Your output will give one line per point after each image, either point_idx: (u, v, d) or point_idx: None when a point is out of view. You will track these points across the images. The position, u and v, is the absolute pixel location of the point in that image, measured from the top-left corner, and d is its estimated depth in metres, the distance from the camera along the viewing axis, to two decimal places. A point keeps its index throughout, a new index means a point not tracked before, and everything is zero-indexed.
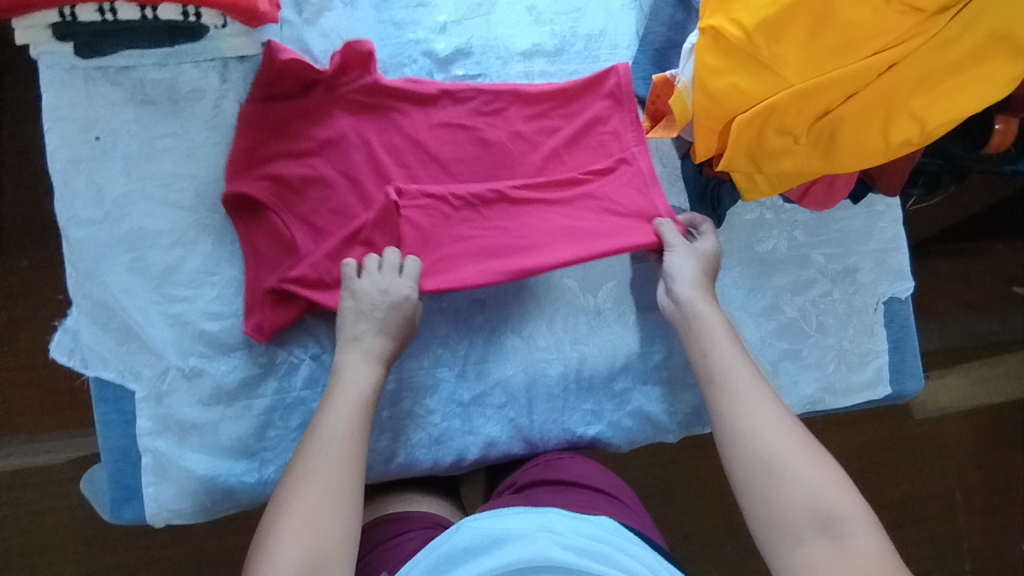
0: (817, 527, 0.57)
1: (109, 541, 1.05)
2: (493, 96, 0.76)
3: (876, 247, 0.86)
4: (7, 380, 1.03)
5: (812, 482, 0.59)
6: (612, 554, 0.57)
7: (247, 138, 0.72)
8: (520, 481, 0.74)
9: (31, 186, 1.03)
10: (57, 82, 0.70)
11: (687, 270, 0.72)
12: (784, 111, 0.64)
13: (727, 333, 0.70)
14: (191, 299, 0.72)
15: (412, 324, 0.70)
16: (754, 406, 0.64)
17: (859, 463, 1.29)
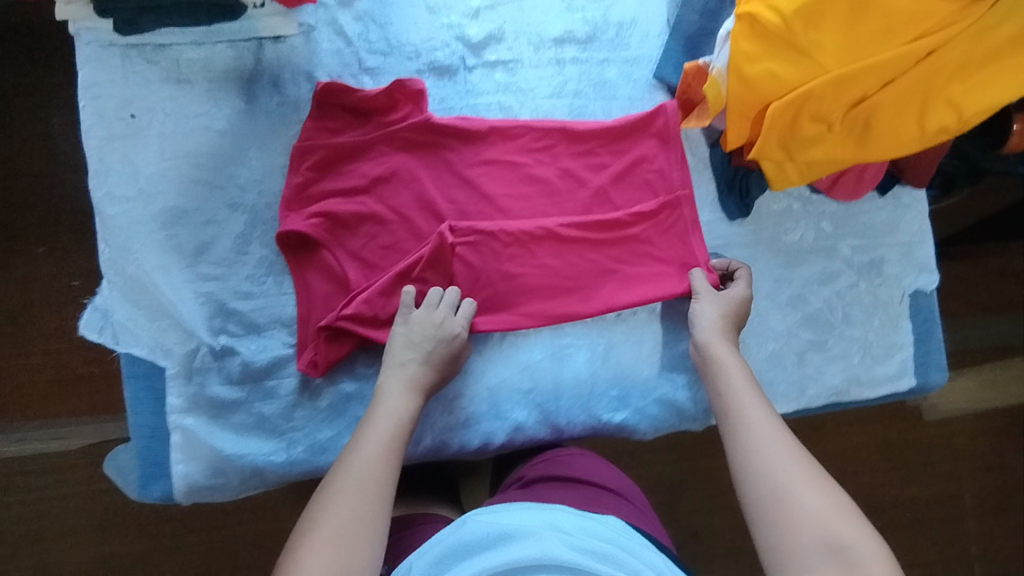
0: (829, 556, 0.53)
1: (116, 528, 1.05)
2: (542, 133, 0.77)
3: (902, 239, 0.86)
4: (19, 365, 1.04)
5: (818, 510, 0.56)
6: (620, 554, 0.54)
7: (301, 175, 0.73)
8: (527, 475, 0.75)
9: (59, 172, 1.05)
10: (94, 59, 0.70)
11: (710, 313, 0.75)
12: (821, 98, 0.64)
13: (742, 371, 0.70)
14: (224, 277, 0.73)
15: (457, 358, 0.73)
16: (766, 436, 0.63)
17: (865, 463, 1.29)
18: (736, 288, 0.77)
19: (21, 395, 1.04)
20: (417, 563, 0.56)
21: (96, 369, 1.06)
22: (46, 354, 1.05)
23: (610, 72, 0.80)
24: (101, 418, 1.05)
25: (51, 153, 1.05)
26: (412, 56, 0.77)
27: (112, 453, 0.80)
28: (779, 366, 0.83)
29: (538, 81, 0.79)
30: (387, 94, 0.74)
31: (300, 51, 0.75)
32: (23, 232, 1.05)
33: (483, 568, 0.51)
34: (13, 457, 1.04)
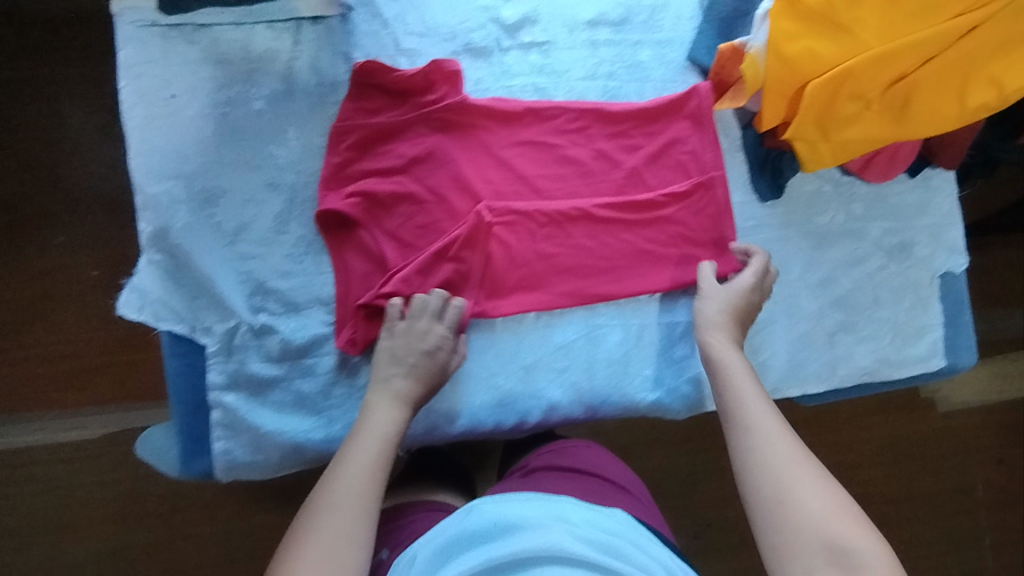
0: (830, 558, 0.52)
1: (131, 518, 1.05)
2: (578, 114, 0.78)
3: (933, 221, 0.86)
4: (36, 355, 1.05)
5: (818, 511, 0.54)
6: (627, 548, 0.54)
7: (339, 155, 0.74)
8: (531, 463, 0.76)
9: (80, 160, 1.06)
10: (135, 39, 0.71)
11: (706, 317, 0.75)
12: (860, 76, 0.65)
13: (747, 375, 0.68)
14: (263, 256, 0.73)
15: (445, 365, 0.72)
16: (769, 436, 0.61)
17: (869, 457, 1.28)
18: (732, 287, 0.76)
19: (38, 385, 1.05)
20: (422, 553, 0.58)
21: (111, 360, 1.06)
22: (62, 343, 1.05)
23: (643, 54, 0.81)
24: (119, 406, 1.06)
25: (70, 141, 1.06)
26: (448, 37, 0.77)
27: (146, 430, 0.80)
28: (811, 347, 0.83)
29: (572, 63, 0.80)
30: (424, 75, 0.74)
31: (338, 32, 0.75)
32: (40, 221, 1.05)
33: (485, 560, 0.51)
34: (30, 446, 1.04)
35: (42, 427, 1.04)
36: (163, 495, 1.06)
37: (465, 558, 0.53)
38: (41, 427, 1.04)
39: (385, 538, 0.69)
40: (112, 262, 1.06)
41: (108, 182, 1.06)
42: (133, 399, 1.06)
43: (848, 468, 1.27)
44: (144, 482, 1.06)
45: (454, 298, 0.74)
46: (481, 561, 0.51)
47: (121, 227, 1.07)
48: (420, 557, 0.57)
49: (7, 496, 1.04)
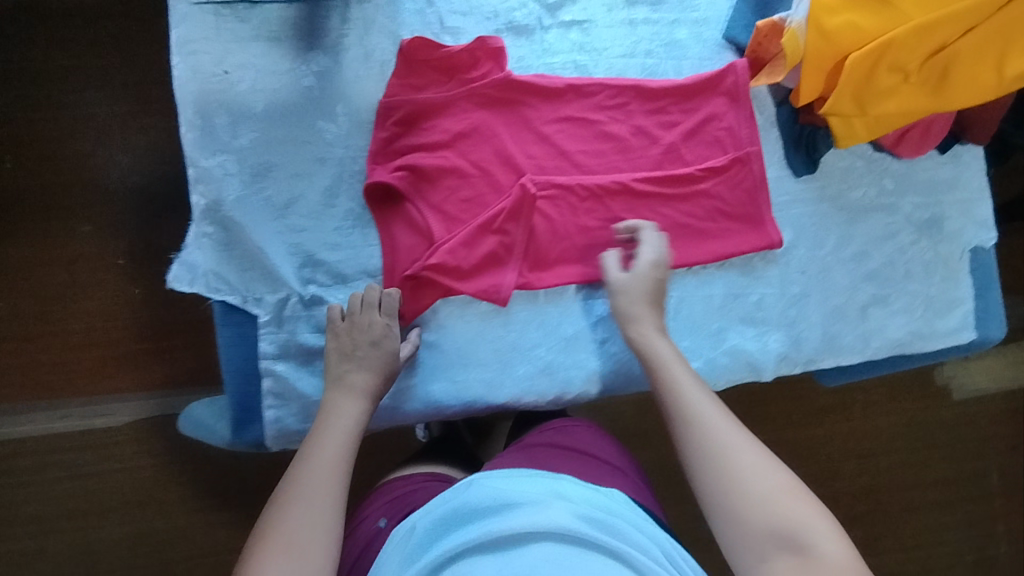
0: (784, 544, 0.55)
1: (156, 502, 1.07)
2: (618, 90, 0.80)
3: (962, 196, 0.88)
4: (58, 345, 1.06)
5: (767, 497, 0.57)
6: (624, 527, 0.55)
7: (387, 130, 0.76)
8: (529, 440, 0.76)
9: (110, 148, 1.07)
10: (189, 17, 0.72)
11: (630, 307, 0.73)
12: (902, 47, 0.68)
13: (680, 363, 0.69)
14: (313, 230, 0.75)
15: (396, 355, 0.72)
16: (714, 428, 0.62)
17: (883, 444, 1.29)
18: (639, 272, 0.74)
19: (64, 374, 1.06)
20: (421, 524, 0.58)
21: (137, 348, 1.07)
22: (89, 331, 1.06)
23: (680, 32, 0.83)
24: (145, 394, 1.07)
25: (97, 132, 1.07)
26: (491, 16, 0.79)
27: (186, 407, 0.85)
28: (844, 320, 0.85)
29: (611, 41, 0.81)
30: (470, 53, 0.76)
31: (384, 11, 0.77)
32: (66, 211, 1.06)
33: (486, 533, 0.51)
34: (50, 436, 1.05)
35: (71, 413, 1.06)
36: (192, 478, 1.08)
37: (464, 532, 0.53)
38: (69, 414, 1.06)
39: (383, 509, 0.72)
40: (141, 252, 1.08)
41: (133, 175, 1.08)
42: (160, 387, 1.08)
43: (862, 455, 1.28)
44: (173, 467, 1.07)
45: (394, 290, 0.74)
46: (477, 536, 0.51)
47: (147, 218, 1.08)
48: (417, 529, 0.58)
49: (37, 481, 1.05)
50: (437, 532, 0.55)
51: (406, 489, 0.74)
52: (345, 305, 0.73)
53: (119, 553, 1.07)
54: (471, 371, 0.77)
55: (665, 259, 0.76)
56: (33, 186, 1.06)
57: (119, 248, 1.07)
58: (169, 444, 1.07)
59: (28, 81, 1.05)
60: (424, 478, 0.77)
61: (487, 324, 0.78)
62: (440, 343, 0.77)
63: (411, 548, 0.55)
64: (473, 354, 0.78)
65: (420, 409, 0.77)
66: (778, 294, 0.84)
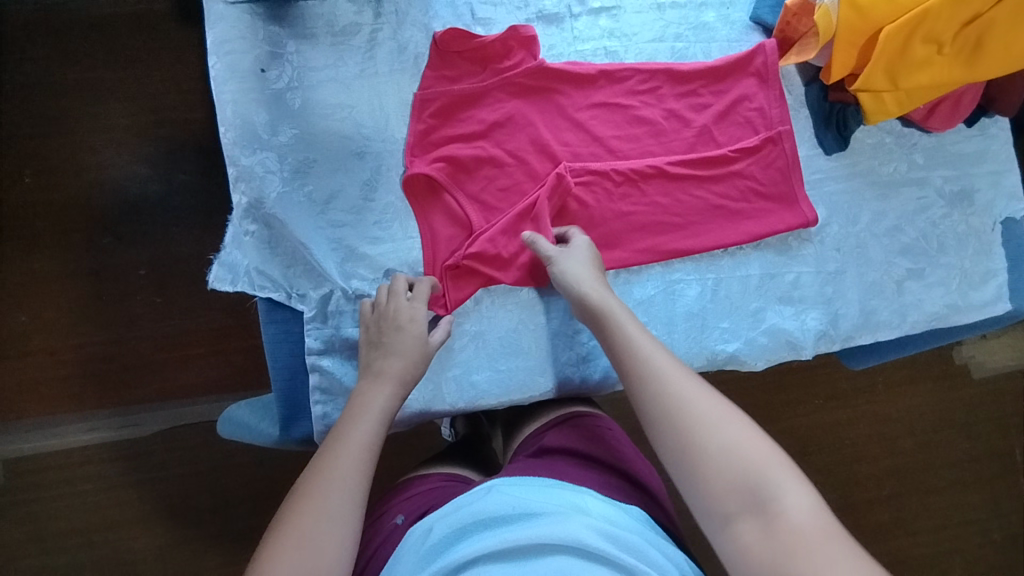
0: (745, 501, 0.50)
1: (134, 522, 1.05)
2: (649, 74, 0.80)
3: (991, 168, 0.88)
4: (44, 363, 1.05)
5: (727, 447, 0.52)
6: (641, 544, 0.54)
7: (423, 122, 0.76)
8: (546, 443, 0.70)
9: (126, 156, 1.07)
10: (224, 15, 0.73)
11: (575, 271, 0.70)
12: (937, 17, 0.70)
13: (631, 318, 0.66)
14: (353, 224, 0.76)
15: (427, 341, 0.70)
16: (668, 379, 0.58)
17: (907, 425, 1.28)
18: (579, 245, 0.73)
19: (90, 386, 1.05)
20: (438, 526, 0.57)
21: (161, 357, 1.07)
22: (113, 342, 1.06)
23: (708, 15, 0.83)
24: (170, 404, 1.07)
25: (117, 142, 1.07)
26: (521, 5, 0.80)
27: (225, 410, 0.83)
28: (880, 296, 0.85)
29: (641, 26, 0.82)
30: (503, 41, 0.76)
31: (416, 5, 0.78)
32: (66, 224, 1.06)
33: (497, 545, 0.51)
34: (42, 453, 1.04)
35: (98, 426, 1.05)
36: (221, 485, 1.07)
37: (480, 538, 0.53)
38: (96, 426, 1.05)
39: (401, 506, 0.68)
40: (162, 262, 1.07)
41: (154, 184, 1.08)
42: (184, 395, 1.07)
43: (885, 438, 1.27)
44: (192, 477, 1.07)
45: (427, 278, 0.74)
46: (495, 544, 0.51)
47: (167, 227, 1.08)
48: (434, 530, 0.57)
49: (65, 495, 1.04)
50: (454, 537, 0.54)
51: (424, 488, 0.71)
52: (374, 298, 0.73)
53: (148, 564, 1.05)
54: (517, 360, 0.78)
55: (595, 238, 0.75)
56: (35, 200, 1.06)
57: (120, 263, 1.07)
58: (198, 451, 1.07)
59: (48, 93, 1.06)
60: (444, 475, 0.73)
61: (531, 311, 0.79)
62: (485, 332, 0.77)
63: (425, 551, 0.55)
64: (518, 342, 0.78)
65: (464, 401, 0.76)
66: (815, 272, 0.83)
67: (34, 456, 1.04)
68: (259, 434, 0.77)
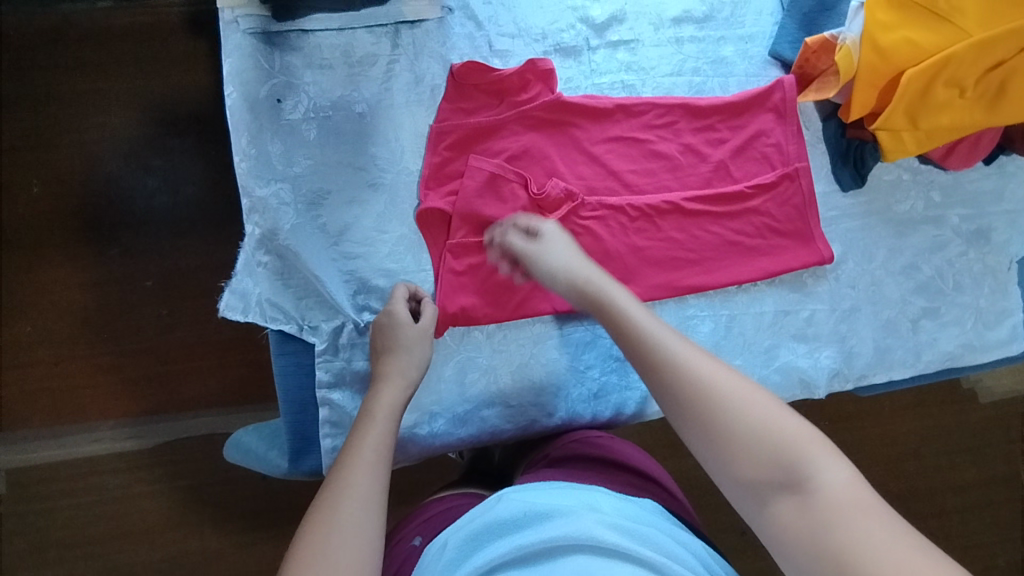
0: (779, 482, 0.48)
1: (136, 535, 1.04)
2: (666, 109, 0.80)
3: (1008, 207, 0.87)
4: (53, 373, 1.04)
5: (754, 427, 0.50)
6: (657, 536, 0.54)
7: (438, 155, 0.76)
8: (554, 454, 0.72)
9: (137, 171, 1.07)
10: (241, 44, 0.73)
11: (570, 260, 0.69)
12: (960, 62, 0.69)
13: (636, 303, 0.63)
14: (366, 256, 0.75)
15: (410, 324, 0.69)
16: (684, 359, 0.55)
17: (920, 452, 1.24)
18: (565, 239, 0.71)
19: (95, 396, 1.05)
20: (452, 540, 0.56)
21: (166, 369, 1.06)
22: (119, 354, 1.05)
23: (726, 50, 0.83)
24: (174, 416, 1.06)
25: (128, 155, 1.07)
26: (539, 38, 0.80)
27: (232, 435, 0.84)
28: (895, 334, 0.84)
29: (658, 60, 0.82)
30: (520, 75, 0.76)
31: (434, 36, 0.78)
32: (77, 236, 1.06)
33: (517, 545, 0.51)
34: (48, 463, 1.03)
35: (103, 436, 1.04)
36: (224, 502, 1.06)
37: (495, 548, 0.52)
38: (101, 436, 1.04)
39: (418, 528, 0.67)
40: (168, 274, 1.06)
41: (162, 196, 1.07)
42: (191, 408, 1.06)
43: (896, 462, 1.23)
44: (194, 492, 1.05)
45: (401, 287, 0.73)
46: (511, 552, 0.51)
47: (173, 240, 1.07)
48: (448, 545, 0.55)
49: (67, 506, 1.03)
50: (469, 549, 0.54)
51: (443, 507, 0.69)
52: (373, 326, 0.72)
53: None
54: (528, 397, 0.77)
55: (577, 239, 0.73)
56: (46, 209, 1.05)
57: (129, 276, 1.06)
58: (202, 466, 1.06)
59: (60, 105, 1.05)
60: (460, 495, 0.72)
61: (544, 346, 0.78)
62: (496, 367, 0.77)
63: (440, 566, 0.53)
64: (531, 378, 0.77)
65: (474, 435, 0.76)
66: (829, 309, 0.83)
67: (38, 466, 1.03)
68: (268, 463, 0.77)
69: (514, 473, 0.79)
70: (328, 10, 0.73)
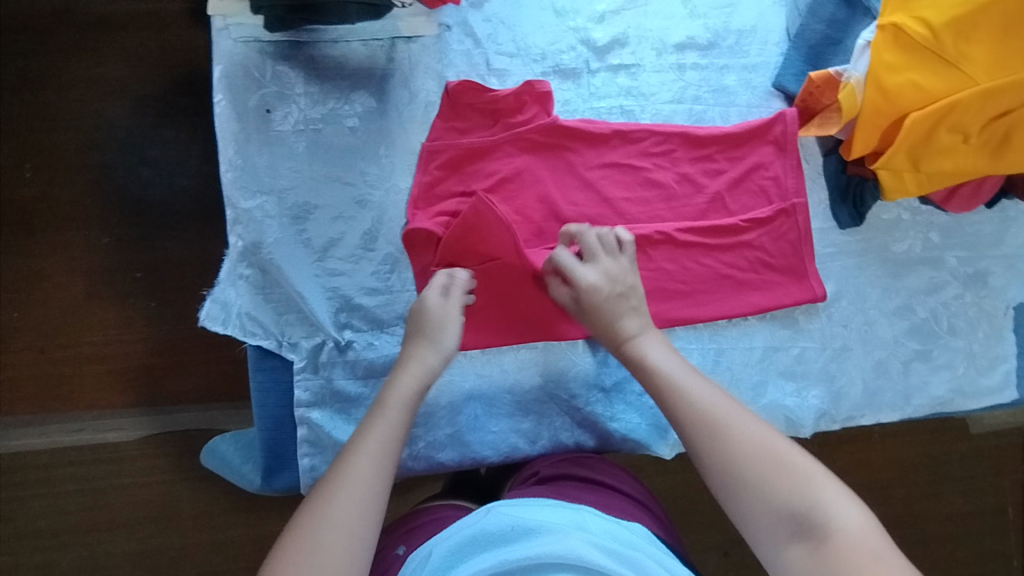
0: (793, 526, 0.51)
1: (108, 527, 1.02)
2: (664, 137, 0.78)
3: (1008, 251, 0.85)
4: (33, 360, 1.02)
5: (777, 473, 0.53)
6: (644, 560, 0.52)
7: (429, 174, 0.74)
8: (543, 472, 0.70)
9: (126, 161, 1.04)
10: (232, 51, 0.72)
11: (608, 306, 0.69)
12: (966, 109, 0.68)
13: (665, 350, 0.66)
14: (351, 273, 0.74)
15: (438, 311, 0.68)
16: (712, 405, 0.59)
17: (914, 488, 1.18)
18: (609, 272, 0.70)
19: (78, 385, 1.02)
20: (438, 548, 0.54)
21: (154, 361, 1.03)
22: (104, 345, 1.02)
23: (729, 78, 0.82)
24: (163, 410, 1.03)
25: (123, 144, 1.04)
26: (538, 58, 0.79)
27: (210, 441, 0.83)
28: (885, 376, 0.82)
29: (659, 86, 0.81)
30: (517, 96, 0.75)
31: (430, 52, 0.77)
32: (62, 222, 1.03)
33: (501, 559, 0.49)
34: (30, 451, 1.01)
35: (86, 427, 1.02)
36: (196, 501, 1.03)
37: (479, 559, 0.51)
38: (85, 426, 1.02)
39: (403, 536, 0.66)
40: (157, 266, 1.03)
41: (151, 187, 1.04)
42: (177, 401, 1.03)
43: (887, 493, 1.17)
44: (168, 488, 1.03)
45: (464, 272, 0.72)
46: (494, 564, 0.49)
47: (165, 232, 1.04)
48: (434, 553, 0.54)
49: (45, 495, 1.01)
50: (453, 559, 0.52)
51: (434, 515, 0.68)
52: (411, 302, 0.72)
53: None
54: (510, 422, 0.76)
55: (630, 264, 0.72)
56: (33, 196, 1.03)
57: (116, 266, 1.03)
58: (182, 463, 1.03)
59: (55, 90, 1.03)
60: (447, 506, 0.71)
61: (526, 372, 0.76)
62: (477, 391, 0.75)
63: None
64: (513, 403, 0.76)
65: (456, 459, 0.75)
66: (820, 347, 0.81)
67: (19, 453, 1.01)
68: (244, 475, 0.76)
69: (502, 489, 0.79)
70: (323, 24, 0.71)
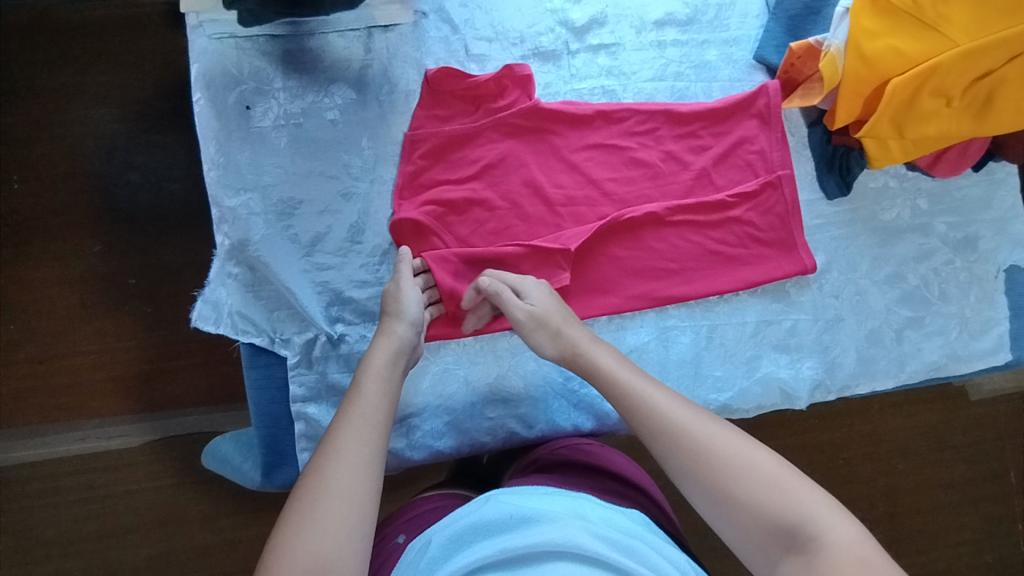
0: (783, 542, 0.50)
1: (113, 534, 1.02)
2: (647, 116, 0.78)
3: (996, 214, 0.85)
4: (30, 372, 1.02)
5: (760, 487, 0.51)
6: (642, 548, 0.52)
7: (412, 164, 0.74)
8: (543, 459, 0.71)
9: (112, 166, 1.03)
10: (208, 48, 0.72)
11: (557, 308, 0.69)
12: (947, 72, 0.68)
13: (622, 363, 0.64)
14: (339, 267, 0.74)
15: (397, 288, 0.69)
16: (682, 420, 0.56)
17: (914, 455, 1.18)
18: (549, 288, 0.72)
19: (77, 394, 1.02)
20: (436, 537, 0.55)
21: (150, 366, 1.03)
22: (101, 352, 1.02)
23: (710, 53, 0.81)
24: (163, 414, 1.03)
25: (108, 150, 1.03)
26: (517, 42, 0.79)
27: (210, 442, 0.83)
28: (879, 344, 0.82)
29: (640, 64, 0.80)
30: (497, 80, 0.75)
31: (408, 40, 0.77)
32: (52, 231, 1.02)
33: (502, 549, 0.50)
34: (33, 461, 1.01)
35: (87, 435, 1.02)
36: (199, 503, 1.03)
37: (479, 548, 0.51)
38: (86, 435, 1.01)
39: (403, 525, 0.66)
40: (149, 270, 1.03)
41: (139, 193, 1.04)
42: (177, 406, 1.03)
43: (886, 461, 1.18)
44: (170, 491, 1.02)
45: (418, 259, 0.73)
46: (495, 553, 0.50)
47: (155, 236, 1.04)
48: (432, 543, 0.54)
49: (50, 505, 1.01)
50: (451, 548, 0.53)
51: (433, 504, 0.68)
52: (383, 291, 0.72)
53: None
54: (505, 408, 0.75)
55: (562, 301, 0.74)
56: (21, 206, 1.02)
57: (108, 272, 1.03)
58: (184, 466, 1.03)
59: (36, 98, 1.02)
60: (446, 494, 0.71)
61: (522, 357, 0.77)
62: (474, 379, 0.75)
63: (423, 565, 0.52)
64: (508, 389, 0.76)
65: (454, 447, 0.75)
66: (812, 319, 0.81)
67: (23, 464, 1.01)
68: (245, 474, 0.76)
69: (502, 475, 0.79)
70: (298, 16, 0.71)
